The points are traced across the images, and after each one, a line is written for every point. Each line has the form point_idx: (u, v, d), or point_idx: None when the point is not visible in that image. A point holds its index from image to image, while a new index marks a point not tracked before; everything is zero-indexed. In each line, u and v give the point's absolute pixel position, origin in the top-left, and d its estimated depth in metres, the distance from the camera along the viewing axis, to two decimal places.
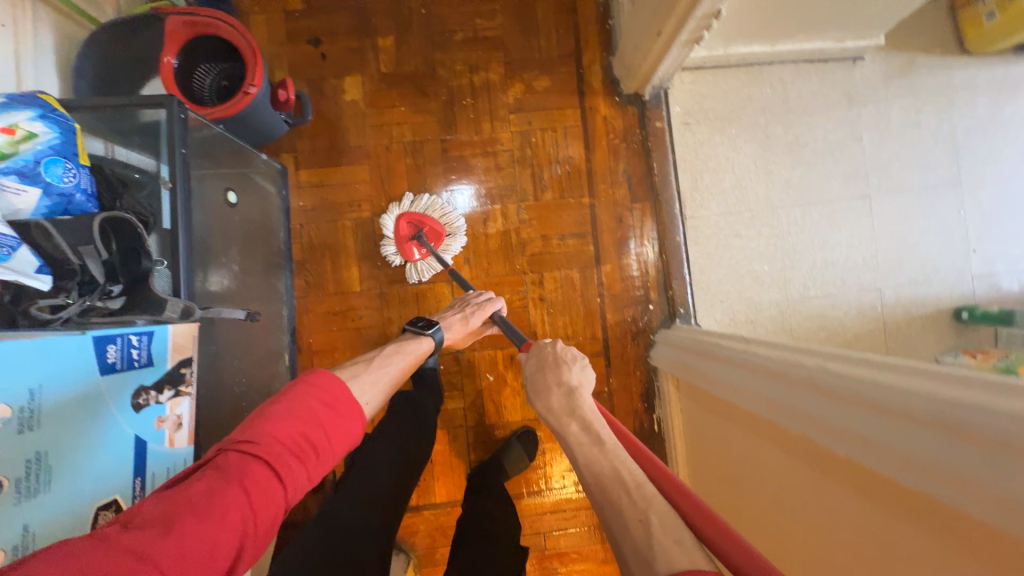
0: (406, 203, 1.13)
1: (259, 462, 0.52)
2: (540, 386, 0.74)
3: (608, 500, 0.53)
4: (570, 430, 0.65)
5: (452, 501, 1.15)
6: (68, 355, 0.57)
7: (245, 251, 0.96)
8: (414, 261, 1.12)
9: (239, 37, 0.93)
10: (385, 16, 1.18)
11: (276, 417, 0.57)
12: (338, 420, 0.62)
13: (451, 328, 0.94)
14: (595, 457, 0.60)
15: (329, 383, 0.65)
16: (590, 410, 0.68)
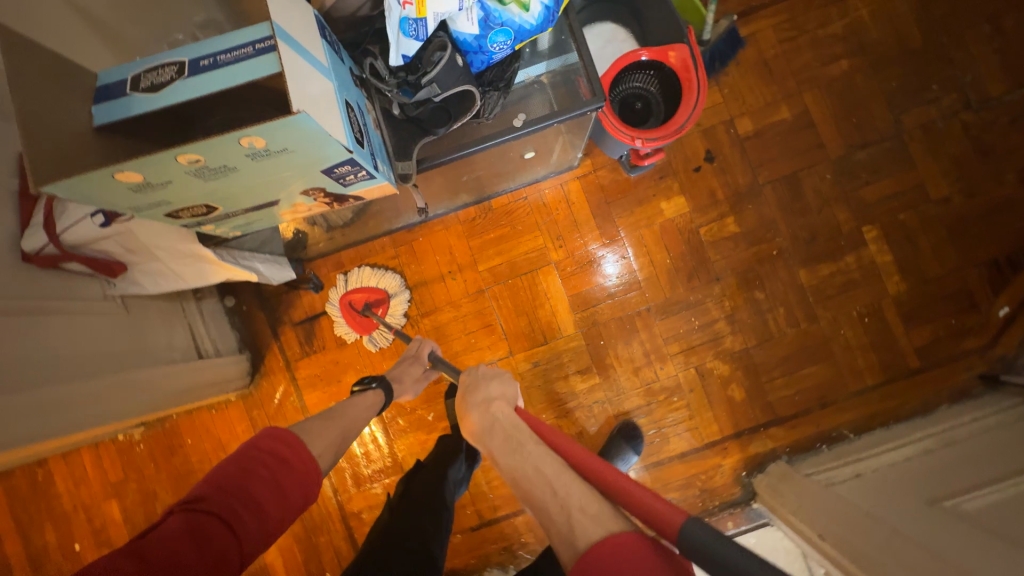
0: (343, 282, 1.16)
1: (204, 521, 0.51)
2: (469, 400, 0.68)
3: (532, 498, 0.52)
4: (494, 443, 0.60)
5: (307, 411, 1.19)
6: (327, 153, 0.56)
7: (480, 171, 1.02)
8: (372, 329, 1.15)
9: (684, 114, 0.90)
10: (757, 216, 1.14)
11: (230, 469, 0.56)
12: (293, 474, 0.60)
13: (402, 382, 0.96)
14: (512, 461, 0.56)
15: (280, 432, 0.62)
16: (502, 415, 0.63)
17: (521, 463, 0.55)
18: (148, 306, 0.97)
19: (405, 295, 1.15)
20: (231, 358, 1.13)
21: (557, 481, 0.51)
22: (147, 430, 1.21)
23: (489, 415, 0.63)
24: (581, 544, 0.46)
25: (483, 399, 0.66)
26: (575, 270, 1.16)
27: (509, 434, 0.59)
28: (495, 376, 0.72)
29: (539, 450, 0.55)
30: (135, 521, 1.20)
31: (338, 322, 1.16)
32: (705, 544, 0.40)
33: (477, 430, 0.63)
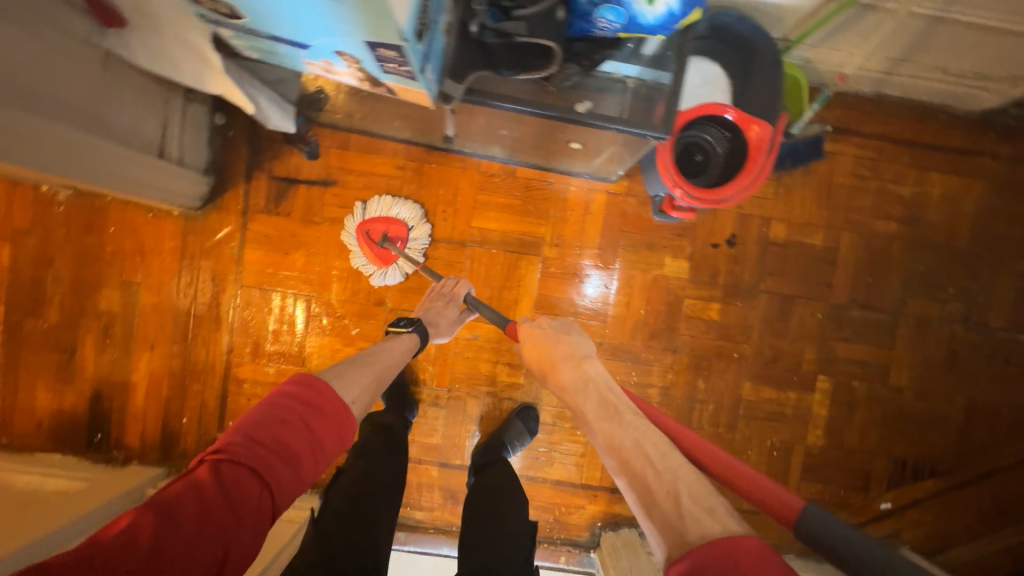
0: (361, 209, 1.10)
1: (238, 467, 0.56)
2: (562, 354, 0.83)
3: (633, 470, 0.65)
4: (591, 406, 0.76)
5: (243, 263, 1.14)
6: (380, 26, 0.50)
7: (523, 135, 0.97)
8: (391, 263, 1.10)
9: (731, 189, 0.88)
10: (739, 317, 1.14)
11: (263, 420, 0.61)
12: (321, 421, 0.65)
13: (437, 324, 0.98)
14: (615, 431, 0.71)
15: (308, 381, 0.67)
16: (598, 377, 0.80)
17: (627, 437, 0.69)
18: (128, 76, 0.88)
19: (426, 228, 1.11)
20: (191, 175, 1.05)
21: (662, 463, 0.65)
22: (74, 196, 1.12)
23: (590, 381, 0.79)
24: (693, 535, 0.56)
25: (576, 358, 0.83)
26: (556, 274, 1.14)
27: (610, 405, 0.74)
28: (571, 330, 0.89)
29: (636, 423, 0.71)
30: (19, 276, 1.13)
31: (356, 255, 1.11)
32: (820, 523, 0.57)
33: (575, 385, 0.79)
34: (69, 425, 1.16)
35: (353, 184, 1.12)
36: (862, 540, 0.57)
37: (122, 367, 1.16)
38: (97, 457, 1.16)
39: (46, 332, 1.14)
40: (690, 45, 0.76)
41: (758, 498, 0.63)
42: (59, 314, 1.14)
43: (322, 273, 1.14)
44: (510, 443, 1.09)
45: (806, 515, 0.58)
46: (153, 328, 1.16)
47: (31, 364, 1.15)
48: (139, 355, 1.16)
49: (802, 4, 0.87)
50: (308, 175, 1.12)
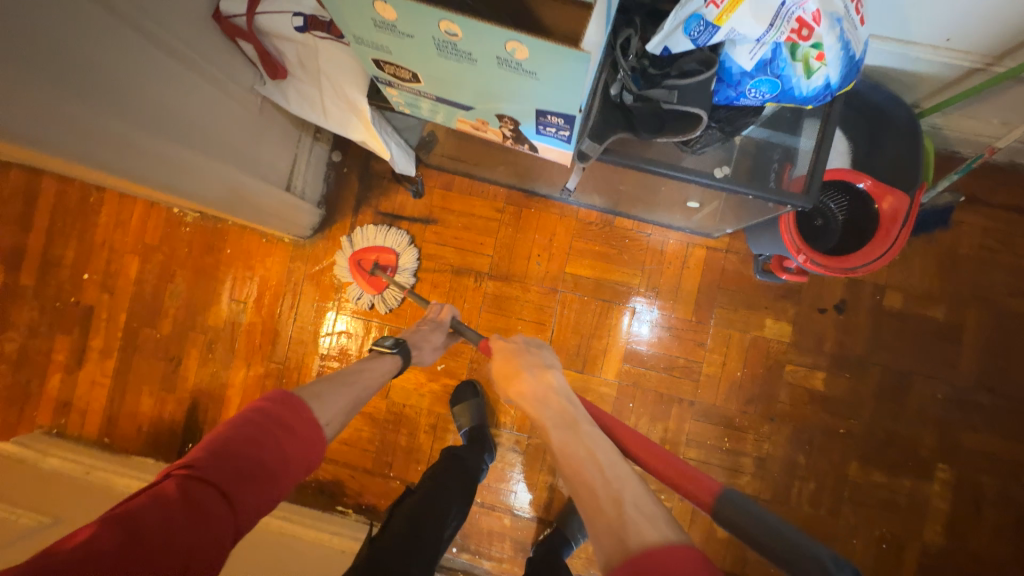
0: (354, 241, 1.14)
1: (203, 487, 0.51)
2: (525, 364, 0.76)
3: (583, 482, 0.58)
4: (547, 413, 0.68)
5: (341, 292, 1.19)
6: (560, 99, 0.52)
7: (636, 189, 0.97)
8: (382, 290, 1.14)
9: (860, 259, 0.83)
10: (847, 389, 1.06)
11: (234, 437, 0.56)
12: (293, 441, 0.60)
13: (421, 350, 0.91)
14: (571, 439, 0.63)
15: (285, 399, 0.63)
16: (561, 386, 0.73)
17: (579, 445, 0.62)
18: (275, 118, 0.96)
19: (411, 254, 1.14)
20: (309, 207, 1.12)
21: (611, 470, 0.59)
22: (200, 218, 1.21)
23: (550, 392, 0.71)
24: (633, 543, 0.50)
25: (541, 368, 0.75)
26: (648, 326, 1.11)
27: (565, 414, 0.67)
28: (540, 346, 0.82)
29: (592, 430, 0.64)
30: (143, 287, 1.23)
31: (352, 286, 1.16)
32: (732, 501, 0.56)
33: (535, 398, 0.71)
34: (166, 432, 1.22)
35: (453, 223, 1.15)
36: (772, 519, 0.54)
37: (219, 381, 1.22)
38: None
39: (157, 341, 1.22)
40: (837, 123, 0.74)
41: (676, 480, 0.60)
42: (171, 326, 1.22)
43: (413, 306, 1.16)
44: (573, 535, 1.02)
45: (725, 496, 0.56)
46: (253, 346, 1.21)
47: (140, 371, 1.23)
48: (235, 371, 1.21)
49: (943, 73, 0.84)
50: (411, 212, 1.17)
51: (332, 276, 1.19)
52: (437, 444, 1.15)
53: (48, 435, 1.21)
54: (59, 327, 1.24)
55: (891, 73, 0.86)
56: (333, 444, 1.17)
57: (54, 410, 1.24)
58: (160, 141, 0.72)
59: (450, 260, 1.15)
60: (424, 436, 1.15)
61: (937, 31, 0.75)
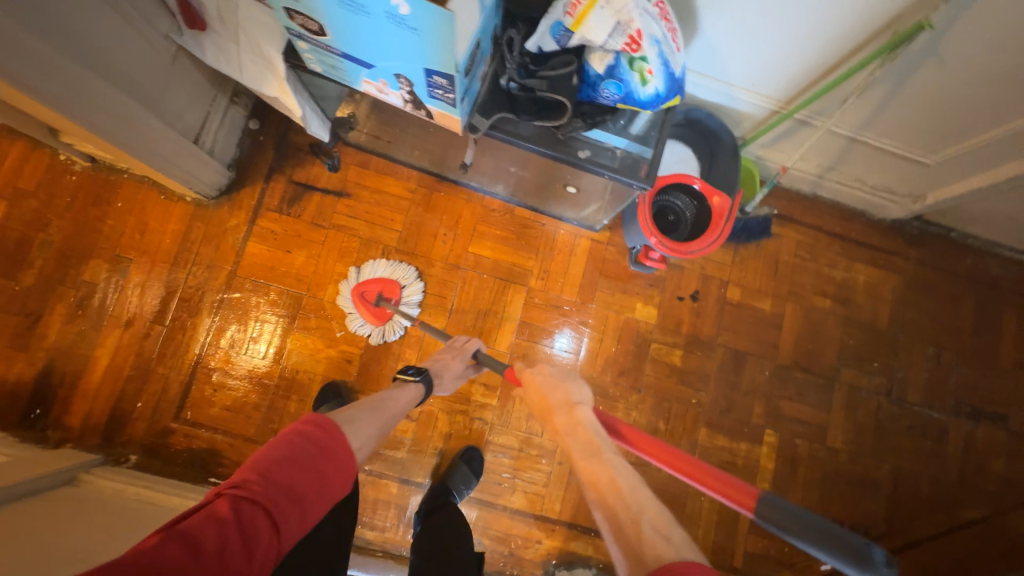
0: (357, 273, 1.17)
1: (254, 508, 0.53)
2: (555, 400, 0.75)
3: (605, 503, 0.61)
4: (574, 442, 0.69)
5: (242, 254, 1.18)
6: (439, 56, 0.64)
7: (527, 176, 1.12)
8: (388, 321, 1.16)
9: (698, 244, 1.03)
10: (699, 365, 1.26)
11: (278, 458, 0.58)
12: (331, 464, 0.63)
13: (441, 378, 0.98)
14: (593, 466, 0.65)
15: (323, 423, 0.65)
16: (587, 418, 0.72)
17: (606, 474, 0.64)
18: (188, 71, 0.99)
19: (417, 284, 1.19)
20: (215, 165, 1.12)
21: (632, 493, 0.61)
22: (90, 167, 1.16)
23: (579, 426, 0.71)
24: (652, 558, 0.53)
25: (571, 404, 0.74)
26: (539, 304, 1.23)
27: (590, 441, 0.68)
28: (570, 376, 0.80)
29: (617, 459, 0.66)
30: (8, 233, 1.12)
31: (352, 317, 1.16)
32: (769, 506, 0.52)
33: (564, 432, 0.71)
34: (8, 395, 1.08)
35: (366, 198, 1.22)
36: (808, 515, 0.51)
37: (84, 340, 1.12)
38: (27, 434, 1.07)
39: (14, 292, 1.11)
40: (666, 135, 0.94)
41: (720, 490, 0.56)
42: (36, 276, 1.12)
43: (317, 273, 1.18)
44: (456, 488, 1.09)
45: (768, 502, 0.52)
46: (132, 305, 1.14)
47: None
48: (108, 330, 1.13)
49: (755, 113, 1.11)
50: (325, 184, 1.22)
51: (233, 239, 1.18)
52: None
53: None
54: None
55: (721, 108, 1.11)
56: (215, 410, 1.12)
57: None
58: (58, 58, 0.73)
59: (360, 232, 1.21)
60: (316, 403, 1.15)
61: (745, 76, 1.01)
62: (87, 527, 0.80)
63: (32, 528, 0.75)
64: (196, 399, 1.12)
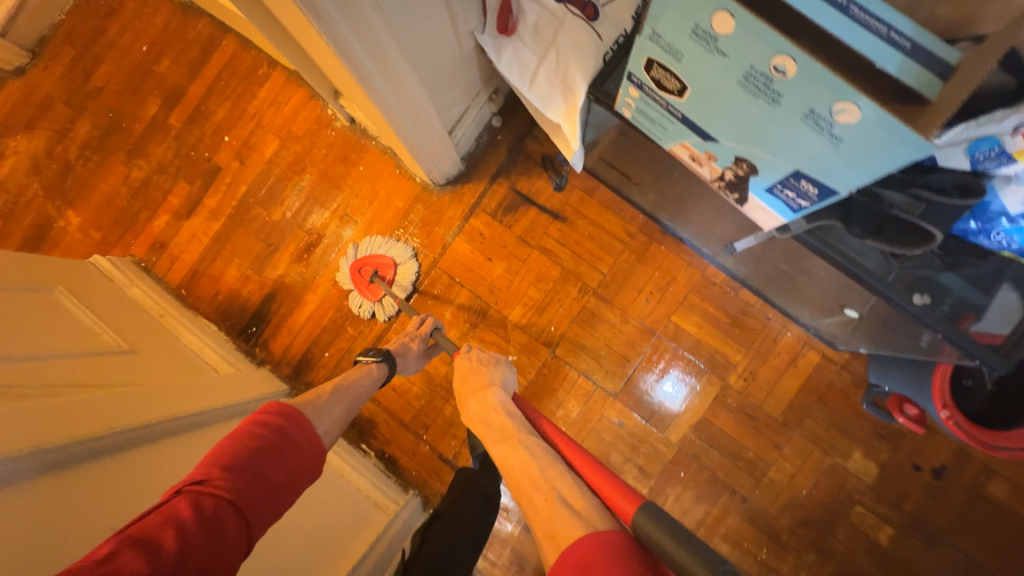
0: (357, 251, 1.18)
1: (218, 503, 0.56)
2: (476, 385, 0.76)
3: (517, 485, 0.58)
4: (488, 427, 0.67)
5: (447, 248, 1.18)
6: (839, 170, 0.49)
7: (797, 273, 0.93)
8: (378, 300, 1.16)
9: (1007, 439, 0.76)
10: (913, 557, 0.98)
11: (241, 452, 0.61)
12: (292, 450, 0.66)
13: (405, 358, 0.98)
14: (500, 445, 0.63)
15: (286, 411, 0.69)
16: (501, 401, 0.69)
17: (516, 454, 0.60)
18: (469, 67, 0.97)
19: (410, 266, 1.16)
20: (454, 156, 1.12)
21: (545, 467, 0.57)
22: (348, 127, 1.24)
23: (492, 410, 0.69)
24: (559, 534, 0.50)
25: (488, 386, 0.74)
26: (730, 405, 1.06)
27: (500, 424, 0.65)
28: (496, 362, 0.82)
29: (526, 434, 0.62)
30: (272, 169, 1.26)
31: (352, 294, 1.18)
32: (643, 523, 0.48)
33: (478, 417, 0.69)
34: (237, 307, 1.25)
35: (581, 229, 1.13)
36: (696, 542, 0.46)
37: (302, 281, 1.23)
38: (243, 346, 1.23)
39: (263, 222, 1.25)
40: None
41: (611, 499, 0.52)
42: (282, 213, 1.25)
43: (509, 290, 1.14)
44: None
45: (645, 508, 0.49)
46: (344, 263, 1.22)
47: (237, 243, 1.26)
48: (321, 278, 1.23)
49: None
50: (544, 201, 1.15)
51: (444, 230, 1.19)
52: None
53: (137, 267, 1.26)
54: (185, 174, 1.29)
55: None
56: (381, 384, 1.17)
57: (149, 247, 1.28)
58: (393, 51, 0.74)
59: (562, 261, 1.13)
60: None
61: None
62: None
63: None
64: None
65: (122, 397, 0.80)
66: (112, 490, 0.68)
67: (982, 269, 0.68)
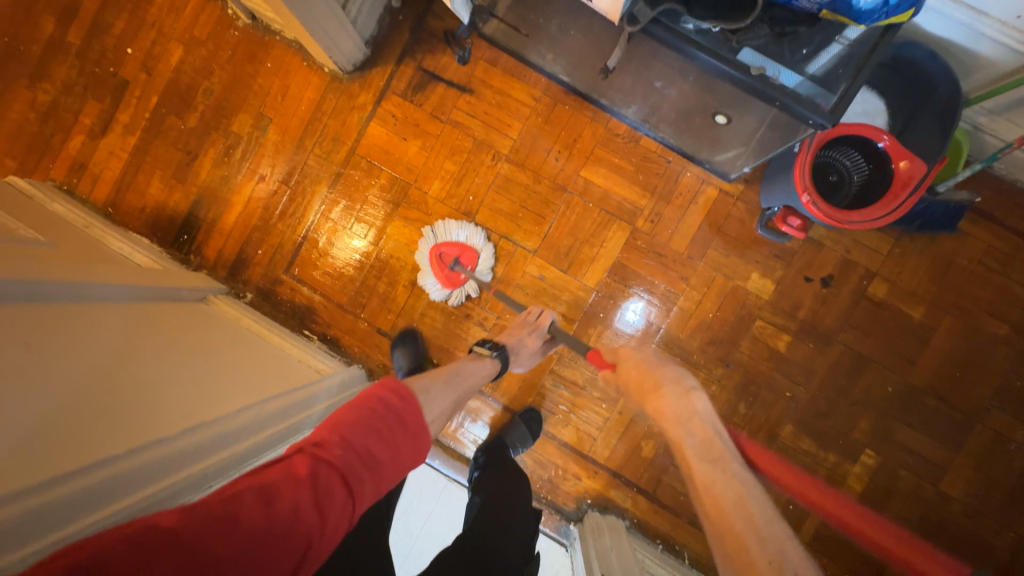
0: (437, 235, 1.14)
1: (330, 471, 0.53)
2: (665, 379, 0.75)
3: (720, 522, 0.59)
4: (690, 441, 0.67)
5: (363, 134, 1.21)
6: None
7: (674, 99, 0.96)
8: (457, 286, 1.14)
9: (859, 214, 0.86)
10: (809, 359, 1.09)
11: (356, 423, 0.58)
12: (404, 434, 0.62)
13: (518, 354, 1.00)
14: (713, 479, 0.62)
15: (398, 390, 0.64)
16: (705, 416, 0.69)
17: (730, 489, 0.60)
18: None
19: (493, 254, 1.14)
20: (356, 39, 1.13)
21: (767, 526, 0.57)
22: (250, 25, 1.24)
23: (694, 416, 0.69)
24: None
25: (684, 388, 0.73)
26: (640, 247, 1.13)
27: (714, 449, 0.65)
28: (671, 362, 0.79)
29: (743, 474, 0.62)
30: (180, 77, 1.26)
31: (426, 274, 1.14)
32: None
33: (676, 420, 0.70)
34: (168, 218, 1.27)
35: (488, 98, 1.17)
36: None
37: (227, 185, 1.25)
38: (177, 255, 1.26)
39: (181, 131, 1.26)
40: (869, 72, 0.73)
41: None
42: (197, 120, 1.26)
43: (426, 166, 1.18)
44: (512, 444, 1.09)
45: None
46: (265, 160, 1.24)
47: (158, 155, 1.27)
48: (244, 179, 1.25)
49: (1003, 60, 0.83)
50: (451, 76, 1.18)
51: (358, 118, 1.21)
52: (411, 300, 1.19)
53: (59, 189, 1.26)
54: (92, 92, 1.28)
55: (927, 36, 0.85)
56: (317, 273, 1.22)
57: (69, 169, 1.28)
58: None
59: (475, 133, 1.17)
60: (402, 290, 1.19)
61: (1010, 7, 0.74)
62: (206, 365, 0.83)
63: (152, 330, 0.86)
64: (304, 259, 1.23)
65: (39, 267, 0.83)
66: (27, 321, 0.69)
67: (831, 61, 0.75)
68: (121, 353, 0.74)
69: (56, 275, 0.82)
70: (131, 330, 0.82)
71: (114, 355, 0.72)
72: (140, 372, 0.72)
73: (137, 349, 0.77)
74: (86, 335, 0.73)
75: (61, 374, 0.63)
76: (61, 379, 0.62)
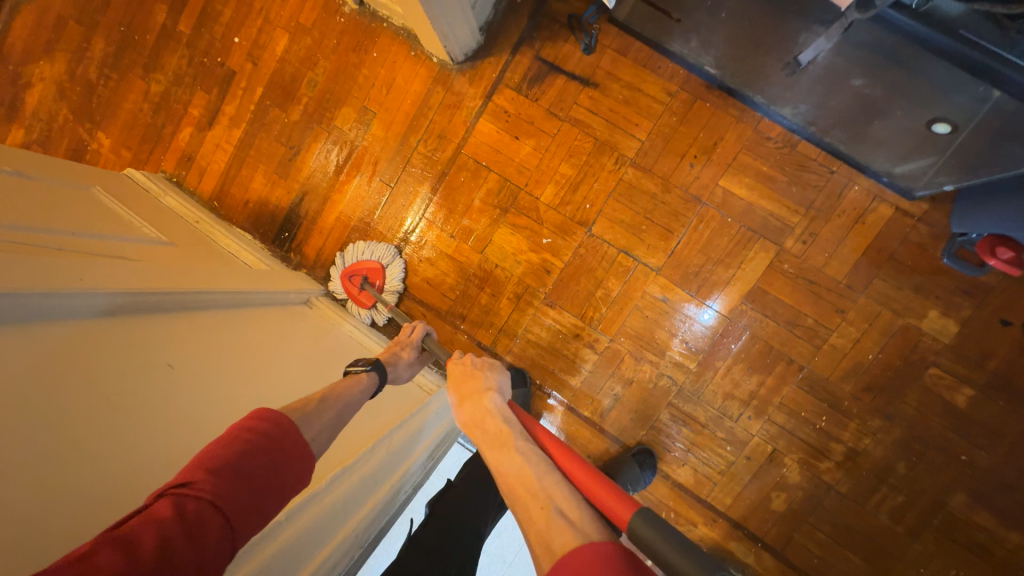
0: (345, 256, 1.16)
1: (204, 512, 0.40)
2: (466, 386, 0.60)
3: (520, 503, 0.47)
4: (481, 436, 0.53)
5: (471, 132, 1.11)
6: None
7: (864, 101, 0.79)
8: (370, 305, 1.13)
9: None
10: (995, 418, 0.90)
11: (229, 452, 0.44)
12: (286, 459, 0.48)
13: (393, 369, 0.74)
14: (501, 460, 0.50)
15: (274, 416, 0.49)
16: (499, 411, 0.55)
17: (515, 468, 0.49)
18: None
19: (398, 266, 1.13)
20: (472, 26, 1.02)
21: (542, 480, 0.47)
22: (357, 11, 1.17)
23: (488, 416, 0.55)
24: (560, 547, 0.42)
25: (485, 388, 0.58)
26: (787, 272, 0.97)
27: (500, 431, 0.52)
28: (489, 362, 0.64)
29: (526, 448, 0.50)
30: (284, 67, 1.21)
31: (348, 304, 1.15)
32: None
33: (472, 424, 0.55)
34: (269, 214, 1.24)
35: (614, 93, 1.03)
36: None
37: (328, 181, 1.21)
38: (278, 252, 1.24)
39: (283, 124, 1.22)
40: None
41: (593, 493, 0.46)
42: (300, 112, 1.21)
43: (539, 168, 1.08)
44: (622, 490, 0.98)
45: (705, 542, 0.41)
46: (368, 156, 1.18)
47: (260, 149, 1.24)
48: (345, 176, 1.20)
49: None
50: (572, 68, 1.05)
51: (467, 112, 1.12)
52: (514, 315, 1.08)
53: (169, 181, 1.27)
54: (201, 83, 1.26)
55: None
56: (416, 278, 1.15)
57: (177, 161, 1.29)
58: None
59: (595, 132, 1.05)
60: (505, 303, 1.09)
61: None
62: (282, 390, 0.73)
63: (267, 345, 0.81)
64: None
65: (170, 272, 0.80)
66: (167, 337, 0.67)
67: None
68: (225, 373, 0.68)
69: (186, 282, 0.80)
70: (231, 343, 0.76)
71: (227, 378, 0.67)
72: (214, 403, 0.62)
73: (242, 369, 0.71)
74: (210, 353, 0.70)
75: (173, 407, 0.57)
76: (133, 423, 0.52)
